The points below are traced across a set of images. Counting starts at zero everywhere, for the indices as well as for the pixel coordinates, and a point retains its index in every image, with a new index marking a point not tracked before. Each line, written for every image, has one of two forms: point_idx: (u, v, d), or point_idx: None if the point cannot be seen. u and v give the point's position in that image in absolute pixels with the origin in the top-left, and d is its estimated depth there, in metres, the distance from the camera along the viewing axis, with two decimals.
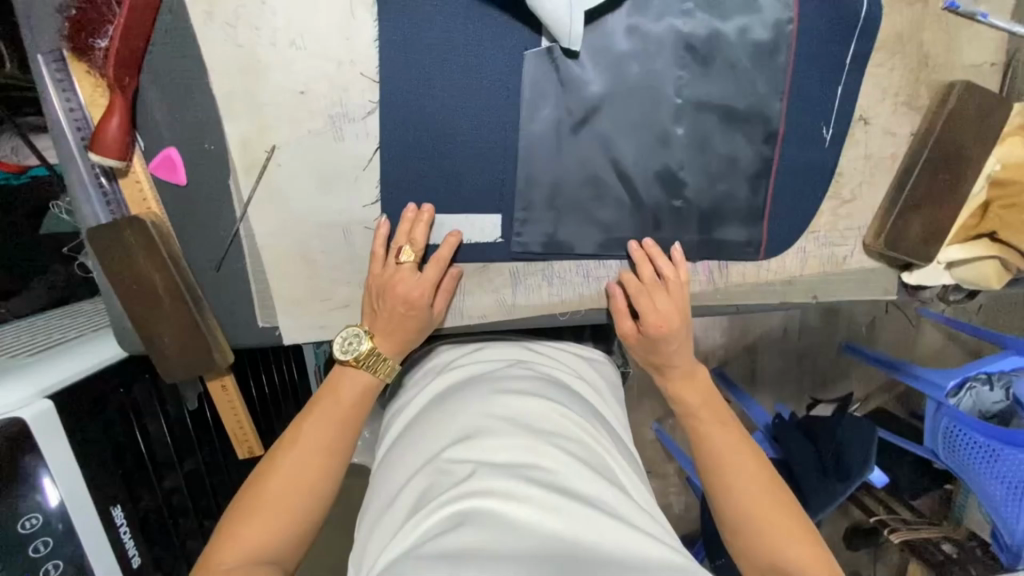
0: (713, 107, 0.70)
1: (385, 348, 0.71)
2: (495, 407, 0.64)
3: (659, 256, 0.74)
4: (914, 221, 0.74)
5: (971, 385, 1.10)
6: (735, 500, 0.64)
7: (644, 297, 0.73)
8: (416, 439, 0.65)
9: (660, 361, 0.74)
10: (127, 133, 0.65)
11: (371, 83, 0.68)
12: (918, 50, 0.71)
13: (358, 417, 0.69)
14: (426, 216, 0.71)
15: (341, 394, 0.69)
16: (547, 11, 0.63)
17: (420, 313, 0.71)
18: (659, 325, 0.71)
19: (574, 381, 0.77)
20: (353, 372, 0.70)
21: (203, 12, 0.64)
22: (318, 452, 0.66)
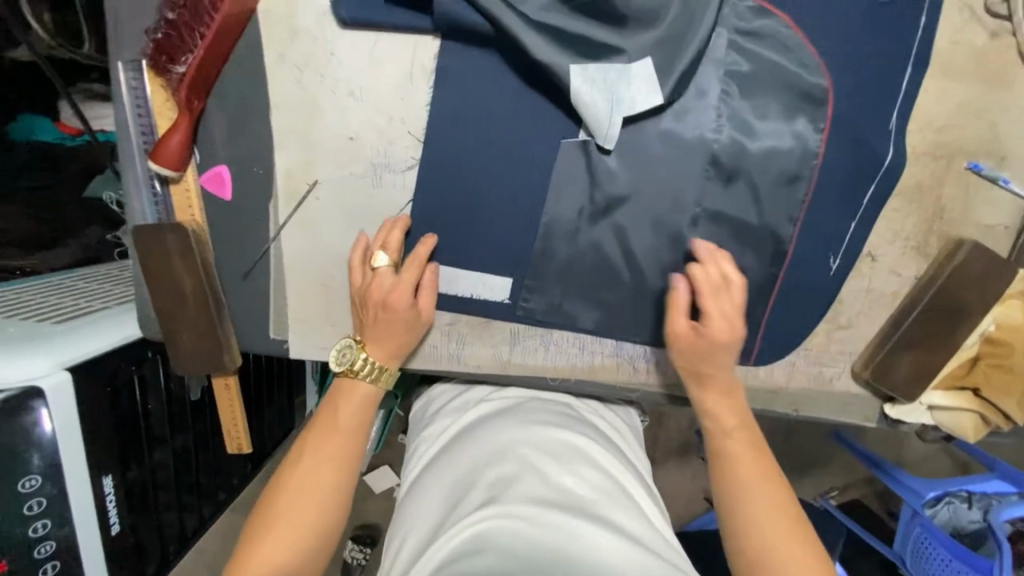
0: (729, 220, 0.74)
1: (373, 352, 0.74)
2: (520, 439, 0.70)
3: (724, 257, 0.71)
4: (904, 360, 0.77)
5: (949, 500, 1.12)
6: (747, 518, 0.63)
7: (712, 297, 0.70)
8: (447, 462, 0.72)
9: (712, 370, 0.70)
10: (186, 148, 0.71)
11: (416, 142, 0.73)
12: (935, 202, 0.73)
13: (359, 437, 0.72)
14: (399, 226, 0.74)
15: (347, 408, 0.72)
16: (589, 110, 0.67)
17: (401, 314, 0.72)
18: (724, 331, 0.69)
19: (595, 419, 0.82)
20: (361, 385, 0.73)
21: (276, 53, 0.70)
22: (328, 471, 0.69)
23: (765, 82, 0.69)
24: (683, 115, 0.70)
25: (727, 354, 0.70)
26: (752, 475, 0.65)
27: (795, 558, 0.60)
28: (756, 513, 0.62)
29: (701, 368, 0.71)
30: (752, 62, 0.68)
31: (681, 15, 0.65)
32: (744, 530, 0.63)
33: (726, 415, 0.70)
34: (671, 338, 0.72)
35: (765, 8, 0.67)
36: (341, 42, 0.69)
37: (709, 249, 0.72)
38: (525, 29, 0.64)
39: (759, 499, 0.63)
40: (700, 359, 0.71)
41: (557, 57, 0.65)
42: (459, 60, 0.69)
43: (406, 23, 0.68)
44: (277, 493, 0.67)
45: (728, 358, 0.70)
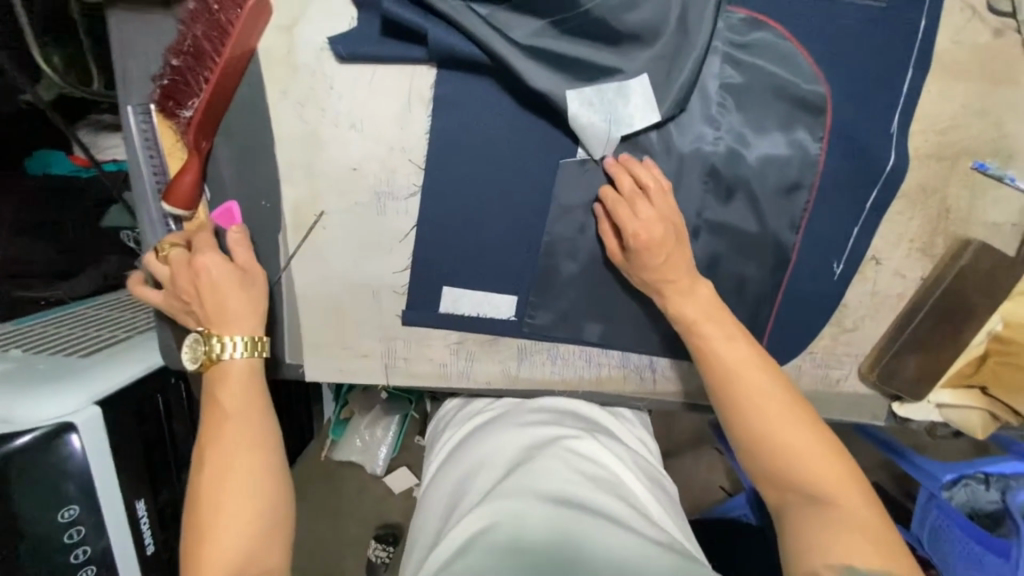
0: (730, 231, 0.74)
1: (234, 325, 0.70)
2: (523, 441, 0.77)
3: (637, 165, 0.69)
4: (910, 360, 0.78)
5: (967, 481, 1.09)
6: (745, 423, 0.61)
7: (624, 207, 0.69)
8: (465, 462, 0.78)
9: (657, 277, 0.68)
10: (197, 187, 0.73)
11: (418, 170, 0.74)
12: (939, 204, 0.73)
13: (247, 418, 0.69)
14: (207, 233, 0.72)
15: (227, 392, 0.69)
16: (586, 131, 0.68)
17: (220, 271, 0.69)
18: (651, 235, 0.66)
19: (590, 411, 0.85)
20: (228, 362, 0.70)
21: (278, 91, 0.72)
22: (245, 459, 0.68)
23: (761, 93, 0.69)
24: (681, 130, 0.71)
25: (666, 253, 0.67)
26: (745, 378, 0.62)
27: (808, 456, 0.59)
28: (763, 418, 0.61)
29: (657, 280, 0.68)
30: (748, 75, 0.69)
31: (674, 35, 0.66)
32: (753, 441, 0.61)
33: (708, 328, 0.66)
34: (615, 256, 0.72)
35: (759, 20, 0.67)
36: (340, 76, 0.71)
37: (619, 160, 0.70)
38: (518, 57, 0.65)
39: (755, 402, 0.61)
40: (643, 270, 0.69)
41: (552, 83, 0.66)
42: (456, 88, 0.70)
43: (403, 55, 0.69)
44: (203, 501, 0.66)
45: (681, 260, 0.68)
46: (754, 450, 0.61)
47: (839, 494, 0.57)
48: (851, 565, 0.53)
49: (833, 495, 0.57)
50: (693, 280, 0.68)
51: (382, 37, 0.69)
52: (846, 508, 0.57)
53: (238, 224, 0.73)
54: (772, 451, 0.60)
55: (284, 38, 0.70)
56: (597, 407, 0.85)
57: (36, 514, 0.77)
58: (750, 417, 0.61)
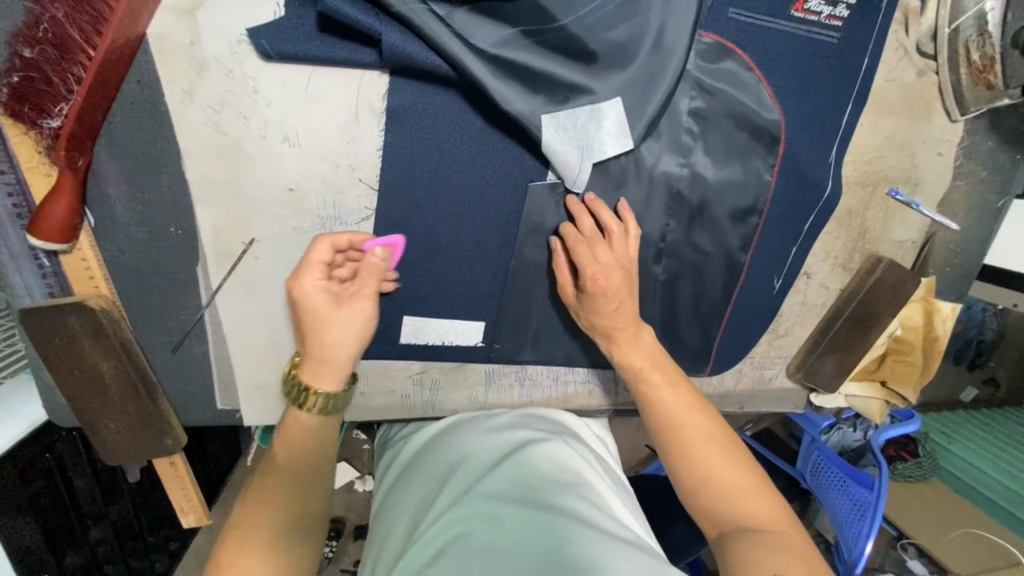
0: (691, 252, 0.77)
1: (305, 372, 0.59)
2: (487, 454, 0.70)
3: (603, 209, 0.68)
4: (828, 360, 0.88)
5: (840, 425, 1.25)
6: (681, 457, 0.60)
7: (583, 246, 0.68)
8: (420, 485, 0.70)
9: (603, 322, 0.69)
10: (76, 214, 0.58)
11: (369, 191, 0.65)
12: (859, 225, 0.81)
13: (308, 467, 0.57)
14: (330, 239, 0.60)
15: (285, 440, 0.58)
16: (560, 158, 0.64)
17: (308, 305, 0.59)
18: (607, 282, 0.66)
19: (559, 414, 0.83)
20: (298, 413, 0.58)
21: (181, 91, 0.57)
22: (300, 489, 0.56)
23: (724, 119, 0.70)
24: (649, 155, 0.70)
25: (616, 299, 0.67)
26: (685, 420, 0.62)
27: (739, 484, 0.58)
28: (693, 451, 0.60)
29: (607, 328, 0.69)
30: (713, 101, 0.69)
31: (649, 59, 0.64)
32: (687, 473, 0.60)
33: (655, 375, 0.66)
34: (567, 296, 0.72)
35: (727, 47, 0.67)
36: (265, 77, 0.58)
37: (585, 200, 0.69)
38: (487, 73, 0.58)
39: (698, 437, 0.61)
40: (598, 319, 0.69)
41: (526, 105, 0.60)
42: (414, 101, 0.62)
43: (349, 56, 0.58)
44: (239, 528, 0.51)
45: (623, 311, 0.68)
46: (687, 470, 0.60)
47: (774, 523, 0.55)
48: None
49: (762, 522, 0.55)
50: (637, 326, 0.69)
51: (318, 32, 0.57)
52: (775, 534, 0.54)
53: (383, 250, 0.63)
54: (703, 476, 0.59)
55: (181, 22, 0.54)
56: (574, 418, 0.81)
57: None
58: (684, 445, 0.61)
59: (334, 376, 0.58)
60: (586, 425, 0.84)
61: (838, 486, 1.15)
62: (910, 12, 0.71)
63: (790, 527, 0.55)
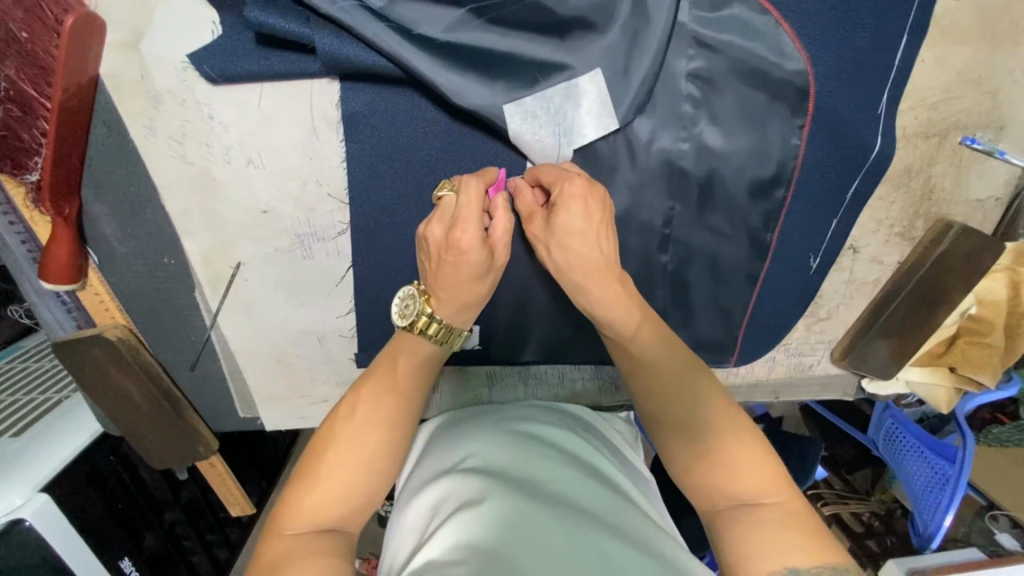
0: (703, 236, 0.67)
1: (451, 312, 0.54)
2: (472, 442, 0.63)
3: (560, 165, 0.57)
4: (883, 345, 0.76)
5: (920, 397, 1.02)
6: (682, 416, 0.51)
7: (545, 165, 0.57)
8: (413, 480, 0.63)
9: (564, 260, 0.55)
10: (77, 255, 0.61)
11: (340, 205, 0.63)
12: (923, 184, 0.67)
13: (423, 400, 0.53)
14: (471, 182, 0.54)
15: (408, 354, 0.53)
16: (532, 149, 0.58)
17: (474, 256, 0.53)
18: (569, 188, 0.54)
19: (566, 403, 0.78)
20: (410, 338, 0.53)
21: (143, 126, 0.57)
22: (395, 414, 0.50)
23: (733, 78, 0.58)
24: (643, 132, 0.60)
25: (584, 209, 0.54)
26: (680, 379, 0.53)
27: (744, 453, 0.48)
28: (695, 411, 0.51)
29: (579, 268, 0.55)
30: (716, 57, 0.57)
31: (629, 20, 0.54)
32: (681, 437, 0.51)
33: (645, 333, 0.55)
34: (530, 229, 0.57)
35: None
36: (216, 101, 0.57)
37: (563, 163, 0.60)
38: (436, 67, 0.52)
39: (694, 400, 0.51)
40: (566, 256, 0.55)
41: (485, 96, 0.54)
42: (370, 105, 0.58)
43: (296, 67, 0.55)
44: (336, 436, 0.48)
45: (590, 249, 0.54)
46: (681, 437, 0.51)
47: (771, 494, 0.47)
48: (791, 566, 0.42)
49: (753, 495, 0.47)
50: (613, 270, 0.55)
51: (259, 47, 0.55)
52: (773, 507, 0.46)
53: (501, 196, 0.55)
54: (701, 447, 0.50)
55: (130, 57, 0.55)
56: (588, 409, 0.76)
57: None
58: (681, 406, 0.52)
59: (468, 312, 0.55)
60: (605, 418, 0.78)
61: (914, 455, 0.96)
62: None
63: (789, 497, 0.46)
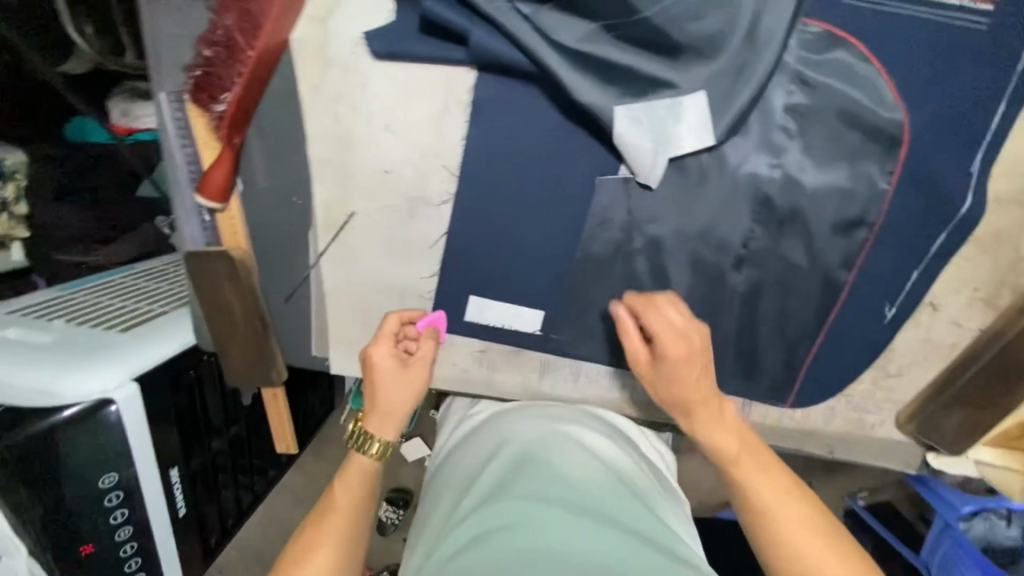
0: (777, 263, 0.70)
1: (375, 428, 0.67)
2: (523, 441, 0.69)
3: (665, 303, 0.64)
4: (955, 415, 0.73)
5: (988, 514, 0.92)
6: (768, 516, 0.55)
7: (652, 311, 0.63)
8: (464, 469, 0.70)
9: (679, 399, 0.63)
10: (229, 180, 0.72)
11: (450, 177, 0.72)
12: (1015, 252, 0.67)
13: (371, 497, 0.65)
14: (394, 317, 0.72)
15: (345, 480, 0.64)
16: (631, 151, 0.64)
17: (386, 370, 0.68)
18: (683, 347, 0.61)
19: (610, 414, 0.80)
20: (359, 457, 0.66)
21: (311, 85, 0.69)
22: (344, 514, 0.62)
23: (829, 118, 0.63)
24: (735, 155, 0.65)
25: (694, 367, 0.61)
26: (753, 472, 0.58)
27: (827, 549, 0.52)
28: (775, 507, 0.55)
29: (684, 400, 0.62)
30: (816, 96, 0.62)
31: (739, 52, 0.60)
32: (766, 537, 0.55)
33: (722, 438, 0.60)
34: (647, 365, 0.64)
35: (838, 36, 0.61)
36: (373, 74, 0.68)
37: (656, 168, 0.65)
38: (564, 66, 0.61)
39: (786, 517, 0.55)
40: (672, 391, 0.63)
41: (599, 97, 0.61)
42: (496, 95, 0.67)
43: (444, 55, 0.66)
44: (304, 534, 0.61)
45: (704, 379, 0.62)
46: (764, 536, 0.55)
47: None
48: None
49: None
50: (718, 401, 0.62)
51: (420, 34, 0.66)
52: None
53: (428, 328, 0.74)
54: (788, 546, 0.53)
55: (319, 29, 0.67)
56: (626, 420, 0.79)
57: (71, 484, 0.81)
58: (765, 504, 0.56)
59: (392, 427, 0.67)
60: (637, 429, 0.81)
61: None
62: None
63: None
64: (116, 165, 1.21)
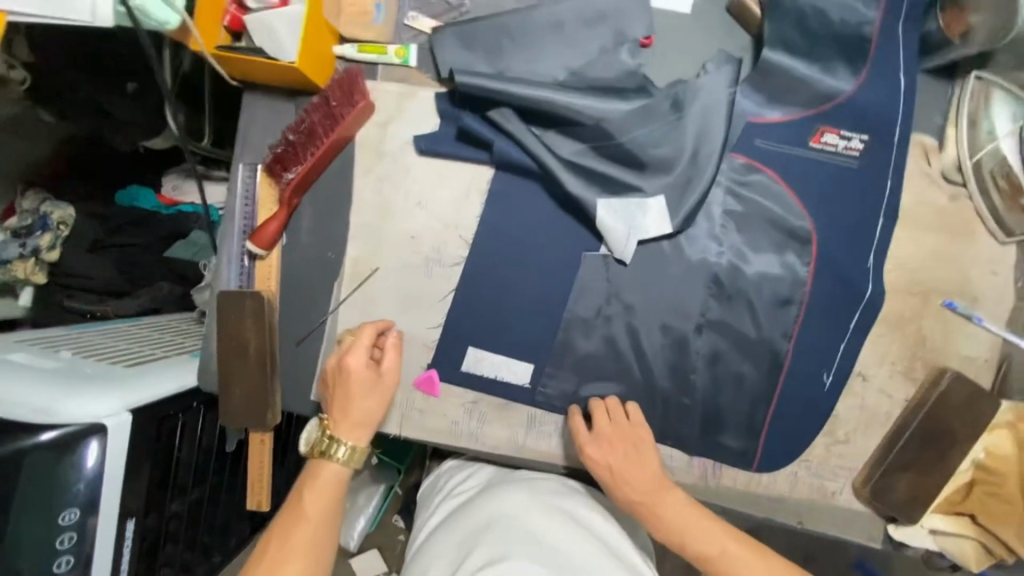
0: (730, 331, 0.84)
1: (347, 437, 0.77)
2: (507, 504, 0.76)
3: (600, 415, 0.80)
4: (901, 480, 0.81)
5: None
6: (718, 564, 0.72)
7: (593, 445, 0.79)
8: (451, 537, 0.76)
9: (631, 497, 0.76)
10: (279, 232, 0.86)
11: (464, 244, 0.88)
12: (916, 331, 0.83)
13: (337, 499, 0.76)
14: (370, 329, 0.80)
15: (315, 489, 0.76)
16: (611, 234, 0.82)
17: (359, 376, 0.78)
18: (614, 458, 0.78)
19: (584, 488, 0.87)
20: (328, 466, 0.76)
21: (364, 168, 0.89)
22: (308, 522, 0.74)
23: (758, 220, 0.83)
24: (691, 243, 0.84)
25: (629, 464, 0.77)
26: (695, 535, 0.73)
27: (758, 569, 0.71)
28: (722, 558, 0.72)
29: (636, 502, 0.76)
30: (747, 204, 0.83)
31: (688, 169, 0.82)
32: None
33: (665, 512, 0.75)
34: (590, 457, 0.79)
35: (754, 166, 0.83)
36: (415, 164, 0.89)
37: (629, 247, 0.82)
38: (561, 168, 0.82)
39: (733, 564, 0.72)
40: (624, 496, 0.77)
41: (586, 191, 0.82)
42: (507, 185, 0.87)
43: (470, 156, 0.87)
44: (273, 540, 0.73)
45: (648, 471, 0.77)
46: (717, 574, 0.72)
47: None
48: None
49: None
50: (666, 488, 0.76)
51: (455, 138, 0.88)
52: None
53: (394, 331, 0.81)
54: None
55: (377, 129, 0.89)
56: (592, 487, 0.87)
57: (29, 528, 0.76)
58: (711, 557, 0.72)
59: (360, 434, 0.78)
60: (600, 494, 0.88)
61: None
62: (929, 149, 0.84)
63: None
64: (154, 224, 1.28)
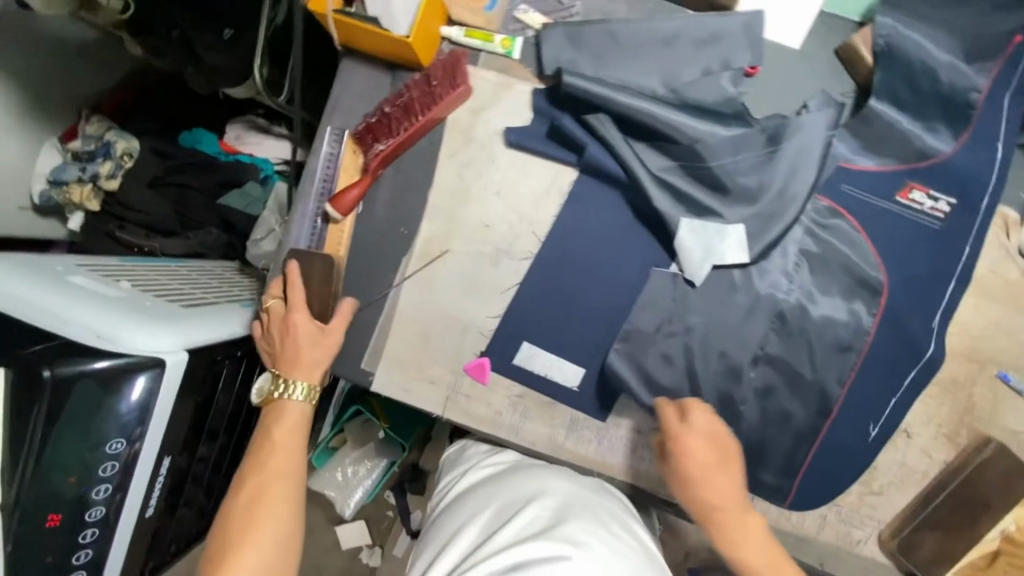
0: (785, 367, 0.85)
1: (299, 377, 0.80)
2: (541, 483, 0.78)
3: (694, 412, 0.79)
4: (928, 538, 0.83)
5: None
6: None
7: (682, 437, 0.77)
8: (479, 507, 0.78)
9: (705, 501, 0.75)
10: (357, 200, 0.87)
11: (535, 240, 0.89)
12: (966, 398, 0.84)
13: (301, 433, 0.79)
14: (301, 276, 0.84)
15: (280, 425, 0.79)
16: (684, 252, 0.83)
17: (307, 331, 0.81)
18: (701, 457, 0.76)
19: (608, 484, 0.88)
20: (289, 407, 0.80)
21: (449, 150, 0.90)
22: (283, 455, 0.77)
23: (831, 264, 0.84)
24: (761, 276, 0.85)
25: (713, 471, 0.75)
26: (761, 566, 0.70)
27: None
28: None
29: (708, 508, 0.75)
30: (823, 246, 0.84)
31: (773, 203, 0.83)
32: None
33: (738, 531, 0.73)
34: (679, 445, 0.77)
35: (839, 211, 0.84)
36: (500, 155, 0.89)
37: (699, 269, 0.84)
38: (648, 181, 0.83)
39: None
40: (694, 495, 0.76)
41: (668, 208, 0.83)
42: (589, 190, 0.88)
43: (557, 156, 0.88)
44: (249, 475, 0.76)
45: (734, 489, 0.75)
46: None
47: None
48: None
49: None
50: (744, 511, 0.74)
51: (545, 136, 0.88)
52: None
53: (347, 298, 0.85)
54: None
55: (468, 114, 0.90)
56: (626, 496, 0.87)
57: (65, 447, 0.73)
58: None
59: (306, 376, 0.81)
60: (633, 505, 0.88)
61: None
62: (1010, 222, 0.84)
63: None
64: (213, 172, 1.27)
